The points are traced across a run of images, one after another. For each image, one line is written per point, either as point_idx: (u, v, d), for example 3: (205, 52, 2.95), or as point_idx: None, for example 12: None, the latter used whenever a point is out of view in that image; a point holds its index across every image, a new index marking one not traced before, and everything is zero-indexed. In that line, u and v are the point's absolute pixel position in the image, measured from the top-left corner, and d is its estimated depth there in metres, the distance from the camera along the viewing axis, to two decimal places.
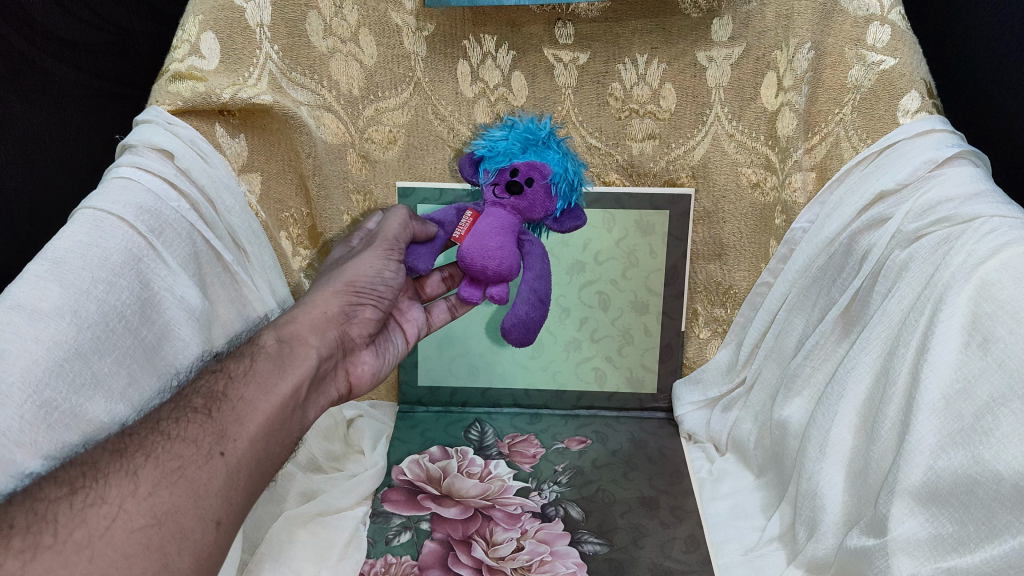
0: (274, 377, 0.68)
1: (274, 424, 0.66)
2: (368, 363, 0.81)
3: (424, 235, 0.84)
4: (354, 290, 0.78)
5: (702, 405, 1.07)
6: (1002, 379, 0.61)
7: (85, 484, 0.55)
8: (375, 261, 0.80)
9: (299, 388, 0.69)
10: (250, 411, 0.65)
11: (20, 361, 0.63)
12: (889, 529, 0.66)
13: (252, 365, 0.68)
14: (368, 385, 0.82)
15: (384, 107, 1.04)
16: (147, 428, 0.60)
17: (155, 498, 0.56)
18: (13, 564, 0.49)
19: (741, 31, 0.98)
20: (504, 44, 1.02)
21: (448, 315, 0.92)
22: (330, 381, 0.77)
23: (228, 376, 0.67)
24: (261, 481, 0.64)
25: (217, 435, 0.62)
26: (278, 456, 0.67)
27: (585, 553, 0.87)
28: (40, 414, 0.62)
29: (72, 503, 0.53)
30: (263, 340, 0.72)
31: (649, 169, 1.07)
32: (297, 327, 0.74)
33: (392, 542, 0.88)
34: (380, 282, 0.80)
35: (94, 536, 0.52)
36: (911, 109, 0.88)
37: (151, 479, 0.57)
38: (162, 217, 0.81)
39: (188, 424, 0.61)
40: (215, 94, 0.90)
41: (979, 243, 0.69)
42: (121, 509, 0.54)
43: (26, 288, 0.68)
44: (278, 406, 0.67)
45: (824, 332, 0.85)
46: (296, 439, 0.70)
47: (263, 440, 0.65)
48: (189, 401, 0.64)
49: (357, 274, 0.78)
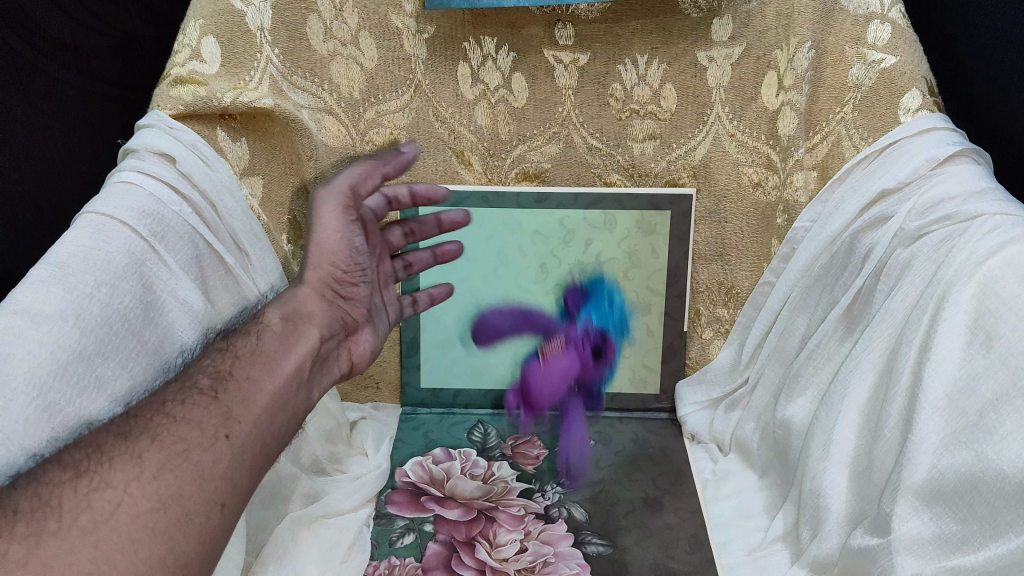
0: (278, 355, 0.70)
1: (277, 404, 0.67)
2: (366, 341, 0.82)
3: (395, 171, 0.80)
4: (337, 272, 0.78)
5: (705, 405, 1.07)
6: (1006, 376, 0.62)
7: (89, 468, 0.55)
8: (342, 231, 0.78)
9: (302, 365, 0.71)
10: (255, 391, 0.66)
11: (24, 364, 0.64)
12: (891, 529, 0.65)
13: (258, 343, 0.69)
14: (368, 363, 0.82)
15: (384, 110, 1.03)
16: (152, 410, 0.61)
17: (160, 482, 0.56)
18: (17, 551, 0.49)
19: (741, 31, 0.98)
20: (503, 46, 1.02)
21: (433, 261, 0.91)
22: (333, 360, 0.78)
23: (234, 355, 0.68)
24: (266, 461, 0.64)
25: (222, 417, 0.62)
26: (281, 440, 0.67)
27: (589, 554, 0.87)
28: (43, 416, 0.64)
29: (77, 488, 0.53)
30: (268, 317, 0.73)
31: (650, 170, 1.07)
32: (301, 304, 0.75)
33: (395, 544, 0.88)
34: (362, 255, 0.80)
35: (99, 521, 0.52)
36: (913, 107, 0.89)
37: (156, 463, 0.57)
38: (164, 221, 0.81)
39: (193, 406, 0.62)
40: (216, 98, 0.91)
41: (981, 241, 0.70)
42: (126, 494, 0.54)
43: (29, 292, 0.69)
44: (283, 383, 0.68)
45: (826, 331, 0.85)
46: (300, 420, 0.70)
47: (267, 421, 0.65)
48: (196, 381, 0.64)
49: (332, 251, 0.77)
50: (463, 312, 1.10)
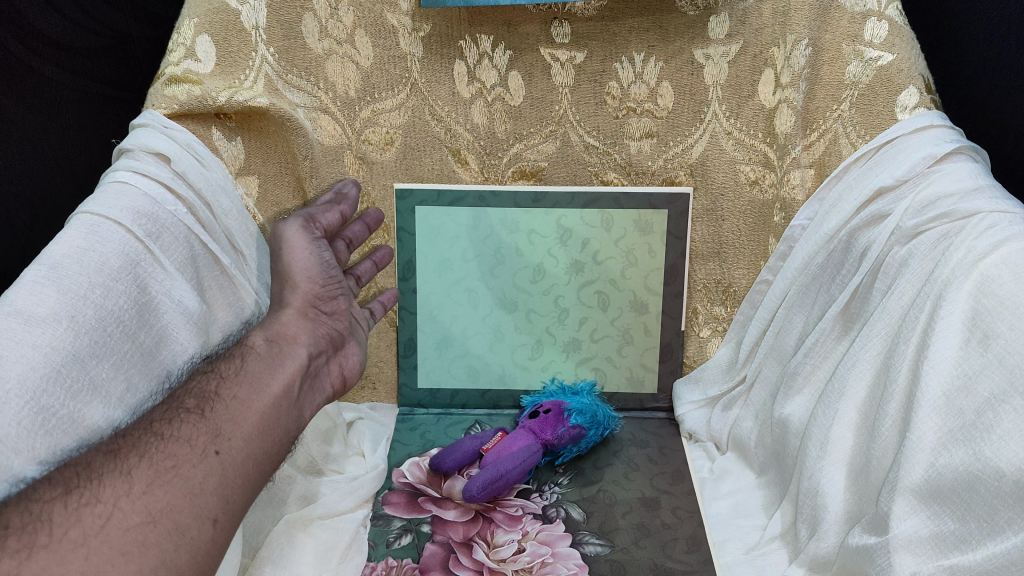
0: (265, 376, 0.71)
1: (267, 423, 0.69)
2: (355, 354, 0.84)
3: (350, 207, 0.94)
4: (315, 288, 0.81)
5: (702, 404, 1.07)
6: (1003, 375, 0.62)
7: (79, 485, 0.57)
8: (310, 244, 0.85)
9: (290, 385, 0.72)
10: (243, 409, 0.68)
11: (18, 367, 0.64)
12: (890, 527, 0.65)
13: (242, 365, 0.71)
14: (359, 375, 0.84)
15: (380, 109, 1.03)
16: (140, 429, 0.63)
17: (149, 497, 0.58)
18: (8, 564, 0.51)
19: (738, 29, 0.98)
20: (500, 43, 1.02)
21: (375, 269, 0.99)
22: (324, 377, 0.79)
23: (220, 377, 0.70)
24: (260, 479, 0.67)
25: (211, 435, 0.64)
26: (275, 456, 0.69)
27: (586, 554, 0.87)
28: (38, 419, 0.65)
29: (67, 503, 0.56)
30: (252, 340, 0.75)
31: (647, 168, 1.06)
32: (284, 327, 0.77)
33: (392, 545, 0.88)
34: (334, 270, 0.85)
35: (89, 534, 0.55)
36: (909, 105, 0.89)
37: (145, 479, 0.59)
38: (159, 221, 0.81)
39: (181, 425, 0.64)
40: (211, 98, 0.90)
41: (979, 238, 0.70)
42: (115, 508, 0.57)
43: (23, 293, 0.68)
44: (272, 402, 0.70)
45: (824, 329, 0.84)
46: (293, 437, 0.72)
47: (259, 438, 0.67)
48: (183, 402, 0.67)
49: (300, 260, 0.83)
50: (461, 312, 1.10)
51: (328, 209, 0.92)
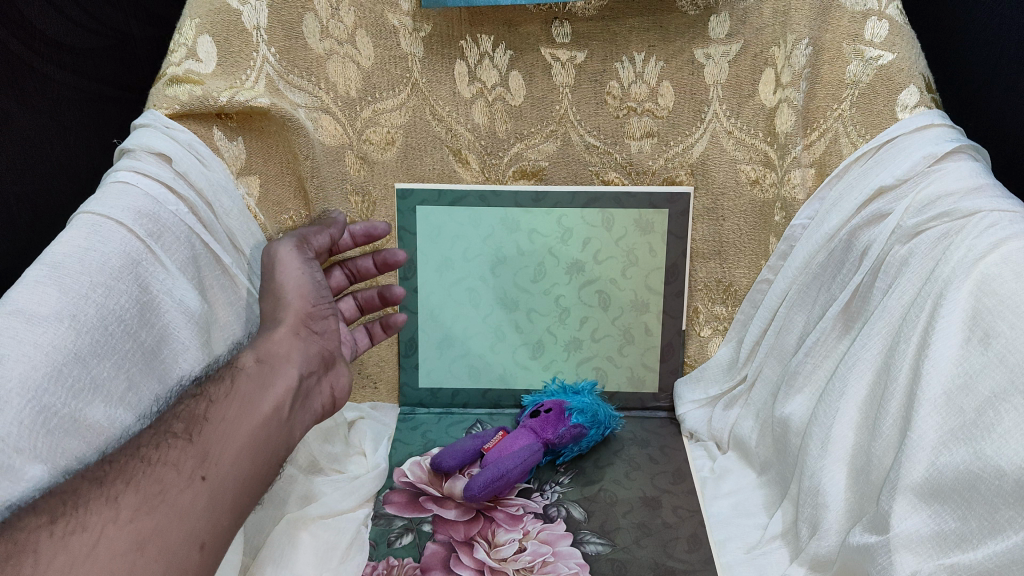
0: (255, 397, 0.71)
1: (256, 446, 0.69)
2: (345, 377, 0.84)
3: (340, 231, 0.93)
4: (307, 308, 0.81)
5: (704, 403, 1.06)
6: (1004, 373, 0.62)
7: (65, 513, 0.57)
8: (300, 260, 0.85)
9: (279, 407, 0.73)
10: (232, 432, 0.68)
11: (19, 366, 0.64)
12: (891, 526, 0.65)
13: (233, 386, 0.71)
14: (348, 396, 0.84)
15: (381, 108, 1.03)
16: (127, 454, 0.63)
17: (137, 524, 0.58)
18: None
19: (739, 28, 0.98)
20: (500, 43, 1.02)
21: (378, 299, 0.98)
22: (314, 396, 0.79)
23: (209, 400, 0.69)
24: (246, 502, 0.67)
25: (198, 459, 0.64)
26: (262, 479, 0.69)
27: (587, 553, 0.87)
28: (40, 419, 0.64)
29: (52, 532, 0.55)
30: (242, 361, 0.74)
31: (648, 168, 1.06)
32: (275, 346, 0.77)
33: (393, 545, 0.88)
34: (325, 289, 0.85)
35: (76, 562, 0.54)
36: (910, 104, 0.89)
37: (132, 505, 0.59)
38: (160, 221, 0.81)
39: (169, 449, 0.64)
40: (212, 98, 0.90)
41: (979, 237, 0.70)
42: (103, 535, 0.56)
43: (26, 293, 0.68)
44: (259, 424, 0.70)
45: (825, 329, 0.84)
46: (278, 460, 0.72)
47: (246, 461, 0.68)
48: (171, 427, 0.66)
49: (290, 273, 0.83)
50: (462, 312, 1.10)
51: (318, 231, 0.93)
